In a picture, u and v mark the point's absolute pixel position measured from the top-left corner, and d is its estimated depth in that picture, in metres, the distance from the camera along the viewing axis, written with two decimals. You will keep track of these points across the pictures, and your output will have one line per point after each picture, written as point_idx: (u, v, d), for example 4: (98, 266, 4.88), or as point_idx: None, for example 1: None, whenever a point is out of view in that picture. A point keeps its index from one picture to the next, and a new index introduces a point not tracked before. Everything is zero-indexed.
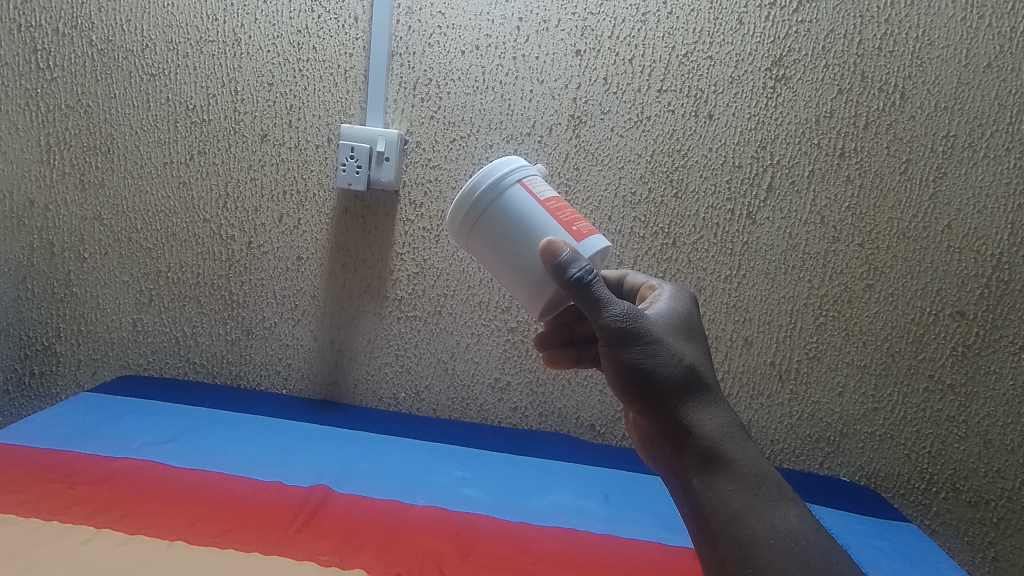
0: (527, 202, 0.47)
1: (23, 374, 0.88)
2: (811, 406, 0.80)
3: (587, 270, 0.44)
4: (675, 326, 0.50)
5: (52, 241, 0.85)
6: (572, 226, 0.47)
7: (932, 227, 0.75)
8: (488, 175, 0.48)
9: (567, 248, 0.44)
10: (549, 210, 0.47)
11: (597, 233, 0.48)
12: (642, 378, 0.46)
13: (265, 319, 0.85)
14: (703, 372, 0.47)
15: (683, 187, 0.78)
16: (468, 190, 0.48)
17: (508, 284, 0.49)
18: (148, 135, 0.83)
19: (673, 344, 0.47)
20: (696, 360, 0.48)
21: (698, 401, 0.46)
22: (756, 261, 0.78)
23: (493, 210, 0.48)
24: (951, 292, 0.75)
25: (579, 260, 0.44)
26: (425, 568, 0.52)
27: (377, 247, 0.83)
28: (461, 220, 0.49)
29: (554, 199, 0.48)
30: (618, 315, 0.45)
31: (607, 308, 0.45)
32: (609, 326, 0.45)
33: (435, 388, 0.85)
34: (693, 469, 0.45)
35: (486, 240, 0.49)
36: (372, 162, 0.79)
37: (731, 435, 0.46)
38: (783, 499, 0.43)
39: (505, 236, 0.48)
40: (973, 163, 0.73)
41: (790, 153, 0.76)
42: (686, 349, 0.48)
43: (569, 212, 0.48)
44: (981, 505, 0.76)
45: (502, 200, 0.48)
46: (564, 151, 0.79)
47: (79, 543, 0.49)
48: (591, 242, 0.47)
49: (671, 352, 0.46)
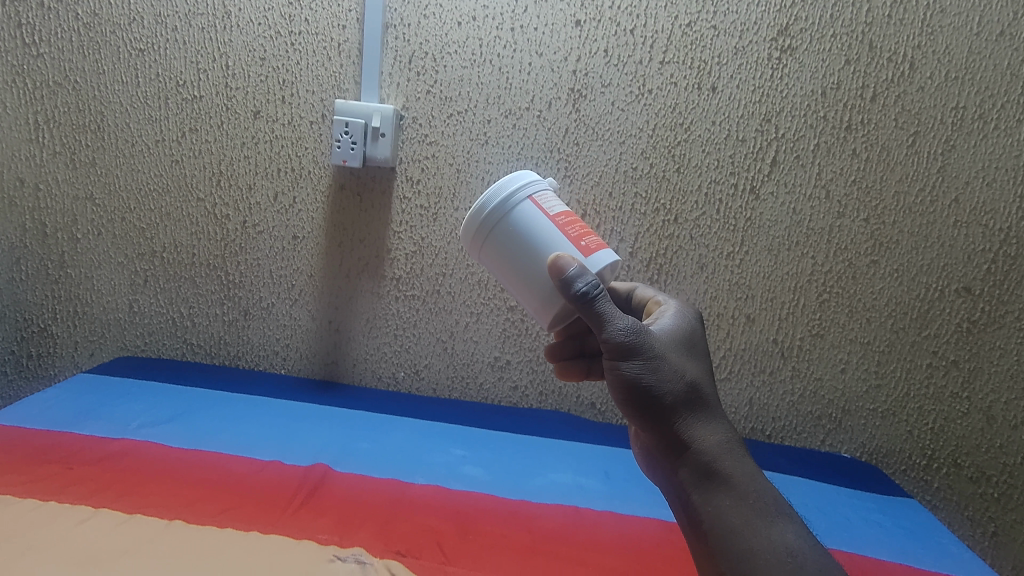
0: (537, 216, 0.47)
1: (21, 356, 0.88)
2: (814, 383, 0.80)
3: (593, 285, 0.44)
4: (678, 341, 0.49)
5: (44, 222, 0.84)
6: (580, 240, 0.47)
7: (939, 201, 0.73)
8: (498, 190, 0.48)
9: (573, 263, 0.44)
10: (559, 224, 0.47)
11: (606, 247, 0.48)
12: (641, 393, 0.45)
13: (261, 299, 0.85)
14: (704, 390, 0.47)
15: (686, 162, 0.76)
16: (479, 205, 0.48)
17: (519, 296, 0.49)
18: (138, 112, 0.81)
19: (674, 360, 0.46)
20: (697, 377, 0.47)
21: (697, 417, 0.46)
22: (759, 237, 0.77)
23: (503, 225, 0.48)
24: (957, 268, 0.74)
25: (585, 274, 0.44)
26: (425, 545, 0.52)
27: (373, 225, 0.81)
28: (473, 235, 0.49)
29: (564, 214, 0.48)
30: (622, 330, 0.44)
31: (611, 324, 0.44)
32: (612, 340, 0.44)
33: (435, 367, 0.85)
34: (692, 484, 0.45)
35: (497, 254, 0.49)
36: (368, 138, 0.77)
37: (730, 452, 0.45)
38: (779, 514, 0.43)
39: (516, 250, 0.48)
40: (983, 135, 0.71)
41: (795, 126, 0.74)
42: (689, 365, 0.47)
43: (578, 227, 0.48)
44: (982, 481, 0.75)
45: (512, 215, 0.48)
46: (564, 125, 0.77)
47: (78, 522, 0.49)
48: (599, 256, 0.46)
49: (672, 368, 0.46)
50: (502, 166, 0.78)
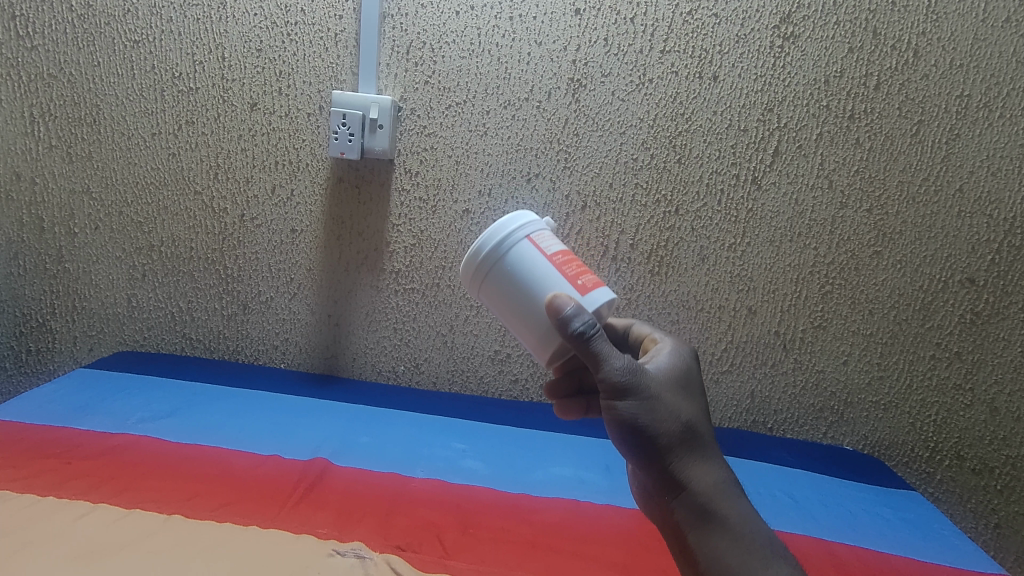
0: (534, 256, 0.45)
1: (20, 352, 0.88)
2: (815, 375, 0.79)
3: (591, 324, 0.42)
4: (673, 379, 0.47)
5: (41, 216, 0.83)
6: (577, 280, 0.44)
7: (943, 190, 0.72)
8: (492, 230, 0.45)
9: (571, 303, 0.42)
10: (556, 264, 0.45)
11: (603, 286, 0.46)
12: (637, 433, 0.44)
13: (260, 293, 0.84)
14: (700, 430, 0.46)
15: (687, 152, 0.75)
16: (474, 246, 0.46)
17: (517, 335, 0.47)
18: (134, 105, 0.81)
19: (670, 399, 0.45)
20: (693, 416, 0.46)
21: (693, 456, 0.45)
22: (761, 228, 0.76)
23: (497, 267, 0.45)
24: (961, 259, 0.73)
25: (582, 313, 0.42)
26: (425, 539, 0.51)
27: (372, 218, 0.81)
28: (467, 275, 0.47)
29: (562, 253, 0.46)
30: (620, 369, 0.43)
31: (607, 363, 0.43)
32: (608, 380, 0.43)
33: (434, 360, 0.84)
34: (688, 523, 0.45)
35: (493, 295, 0.46)
36: (365, 130, 0.77)
37: (725, 492, 0.45)
38: (773, 557, 0.43)
39: (513, 291, 0.45)
40: (988, 124, 0.70)
41: (797, 116, 0.73)
42: (684, 404, 0.46)
43: (575, 265, 0.46)
44: (985, 473, 0.76)
45: (508, 256, 0.45)
46: (564, 116, 0.76)
47: (76, 518, 0.48)
48: (595, 294, 0.45)
49: (668, 408, 0.45)
50: (501, 157, 0.78)
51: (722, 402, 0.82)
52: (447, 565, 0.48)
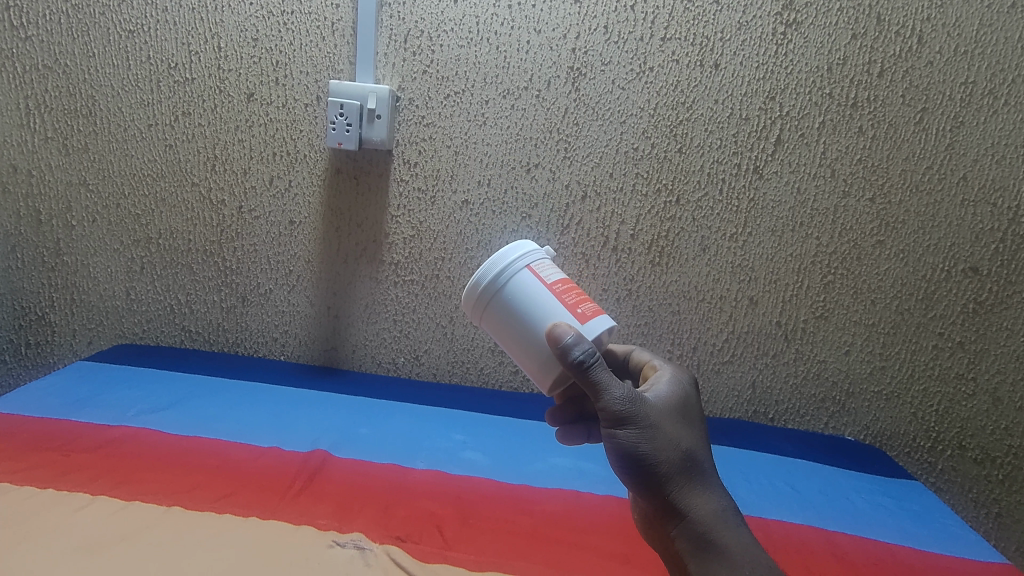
0: (535, 285, 0.47)
1: (19, 345, 0.88)
2: (817, 365, 0.79)
3: (590, 353, 0.43)
4: (673, 408, 0.48)
5: (38, 208, 0.83)
6: (576, 308, 0.46)
7: (946, 179, 0.72)
8: (494, 261, 0.47)
9: (570, 331, 0.43)
10: (556, 292, 0.46)
11: (602, 314, 0.47)
12: (637, 461, 0.45)
13: (259, 285, 0.84)
14: (700, 459, 0.47)
15: (688, 141, 0.75)
16: (477, 275, 0.48)
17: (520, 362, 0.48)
18: (130, 96, 0.80)
19: (670, 429, 0.46)
20: (693, 445, 0.47)
21: (691, 483, 0.46)
22: (763, 218, 0.76)
23: (499, 296, 0.47)
24: (964, 248, 0.73)
25: (582, 342, 0.43)
26: (425, 530, 0.51)
27: (371, 209, 0.80)
28: (471, 304, 0.49)
29: (562, 282, 0.48)
30: (619, 398, 0.44)
31: (607, 393, 0.44)
32: (609, 408, 0.44)
33: (434, 352, 0.84)
34: (688, 552, 0.45)
35: (496, 323, 0.48)
36: (363, 120, 0.76)
37: (725, 520, 0.45)
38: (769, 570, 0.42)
39: (515, 319, 0.47)
40: (993, 111, 0.70)
41: (800, 104, 0.73)
42: (684, 432, 0.47)
43: (575, 294, 0.47)
44: (987, 463, 0.76)
45: (510, 285, 0.47)
46: (563, 105, 0.75)
47: (75, 510, 0.48)
48: (594, 322, 0.46)
49: (667, 437, 0.45)
50: (501, 147, 0.77)
51: (723, 392, 0.81)
52: (447, 556, 0.48)
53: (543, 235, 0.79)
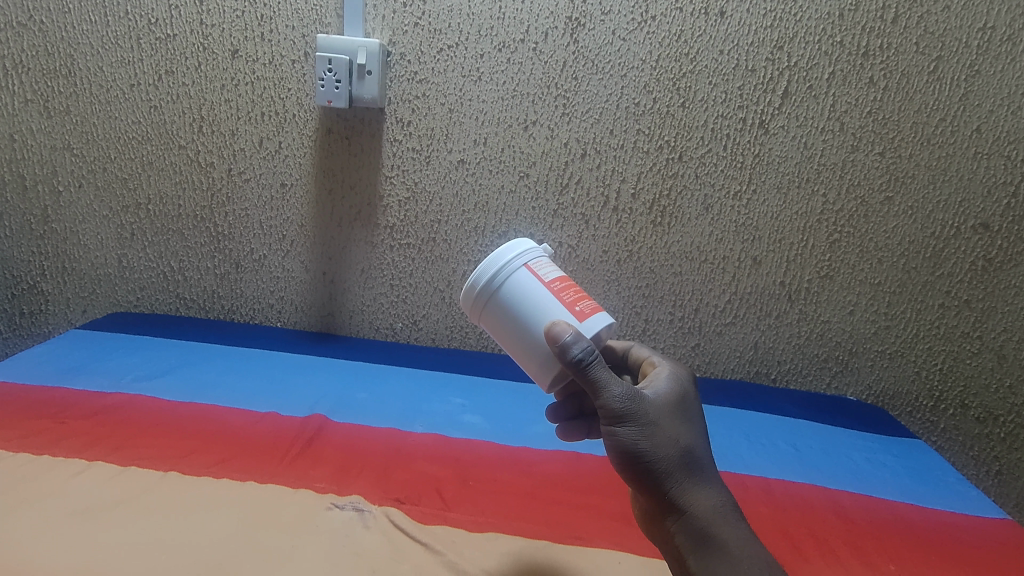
0: (533, 285, 0.44)
1: (13, 314, 0.87)
2: (821, 325, 0.78)
3: (589, 351, 0.41)
4: (673, 404, 0.44)
5: (23, 174, 0.81)
6: (575, 305, 0.43)
7: (959, 131, 0.69)
8: (490, 260, 0.45)
9: (568, 330, 0.41)
10: (554, 291, 0.44)
11: (601, 310, 0.45)
12: (636, 460, 0.42)
13: (253, 251, 0.82)
14: (700, 454, 0.44)
15: (691, 95, 0.72)
16: (473, 277, 0.45)
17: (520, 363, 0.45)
18: (110, 54, 0.77)
19: (669, 426, 0.43)
20: (693, 441, 0.44)
21: (690, 479, 0.42)
22: (768, 174, 0.73)
23: (497, 297, 0.45)
24: (975, 203, 0.71)
25: (580, 340, 0.41)
26: (424, 492, 0.51)
27: (364, 171, 0.78)
28: (468, 308, 0.46)
29: (560, 279, 0.45)
30: (618, 397, 0.42)
31: (606, 390, 0.42)
32: (608, 407, 0.42)
33: (432, 317, 0.83)
34: (689, 549, 0.41)
35: (496, 326, 0.45)
36: (353, 77, 0.73)
37: (726, 518, 0.42)
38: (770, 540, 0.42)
39: (514, 319, 0.44)
40: (1010, 59, 0.67)
41: (809, 53, 0.69)
42: (684, 429, 0.44)
43: (573, 291, 0.45)
44: (989, 421, 0.76)
45: (507, 286, 0.44)
46: (562, 58, 0.72)
47: (72, 475, 0.48)
48: (593, 320, 0.43)
49: (667, 435, 0.42)
50: (497, 104, 0.74)
51: (725, 354, 0.80)
52: (447, 517, 0.47)
53: (541, 195, 0.77)
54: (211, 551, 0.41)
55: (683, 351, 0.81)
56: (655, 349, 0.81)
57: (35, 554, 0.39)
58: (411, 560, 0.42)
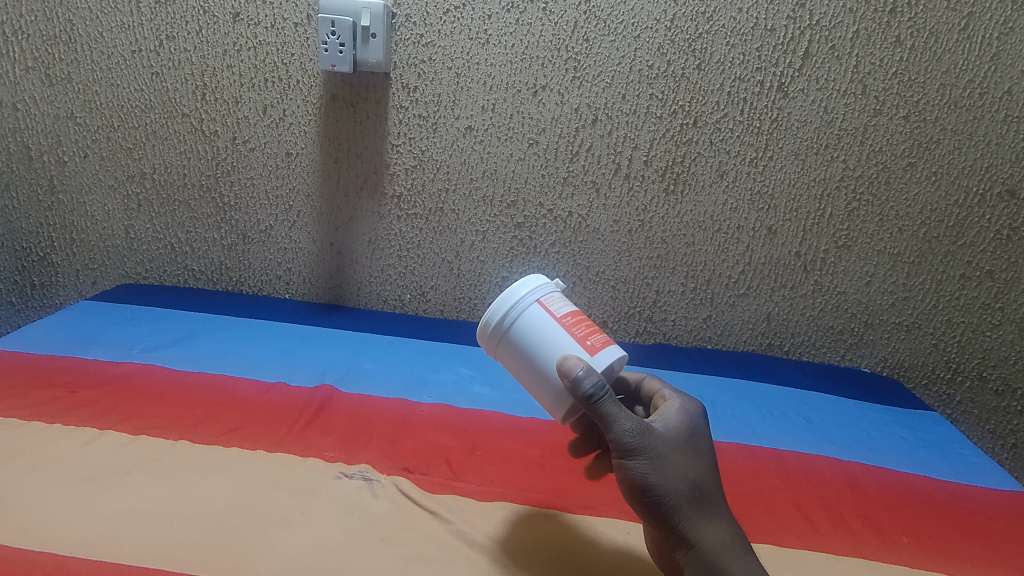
0: (544, 321, 0.42)
1: (24, 286, 0.87)
2: (836, 297, 0.76)
3: (600, 385, 0.39)
4: (685, 439, 0.41)
5: (28, 144, 0.80)
6: (586, 340, 0.42)
7: (989, 93, 0.67)
8: (500, 298, 0.43)
9: (579, 365, 0.39)
10: (565, 326, 0.42)
11: (613, 345, 0.43)
12: (645, 496, 0.39)
13: (259, 222, 0.81)
14: (710, 487, 0.40)
15: (707, 57, 0.69)
16: (485, 316, 0.44)
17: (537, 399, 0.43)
18: (109, 19, 0.75)
19: (679, 461, 0.39)
20: (704, 475, 0.40)
21: (701, 510, 0.39)
22: (786, 141, 0.71)
23: (510, 336, 0.43)
24: (1002, 169, 0.68)
25: (592, 374, 0.39)
26: (434, 461, 0.51)
27: (370, 139, 0.76)
28: (485, 345, 0.45)
29: (571, 314, 0.44)
30: (630, 431, 0.39)
31: (616, 424, 0.39)
32: (619, 442, 0.39)
33: (441, 288, 0.82)
34: None
35: (511, 363, 0.44)
36: (357, 40, 0.71)
37: (736, 549, 0.38)
38: None
39: (526, 356, 0.42)
40: None
41: (832, 10, 0.66)
42: (696, 462, 0.40)
43: (584, 325, 0.43)
44: (1006, 394, 0.75)
45: (519, 324, 0.43)
46: (573, 18, 0.69)
47: (85, 442, 0.48)
48: (605, 354, 0.42)
49: (676, 467, 0.39)
50: (505, 68, 0.72)
51: (737, 326, 0.79)
52: (455, 487, 0.47)
53: (551, 163, 0.75)
54: (221, 517, 0.41)
55: (695, 323, 0.80)
56: (666, 320, 0.80)
57: (47, 520, 0.40)
58: (420, 528, 0.42)
